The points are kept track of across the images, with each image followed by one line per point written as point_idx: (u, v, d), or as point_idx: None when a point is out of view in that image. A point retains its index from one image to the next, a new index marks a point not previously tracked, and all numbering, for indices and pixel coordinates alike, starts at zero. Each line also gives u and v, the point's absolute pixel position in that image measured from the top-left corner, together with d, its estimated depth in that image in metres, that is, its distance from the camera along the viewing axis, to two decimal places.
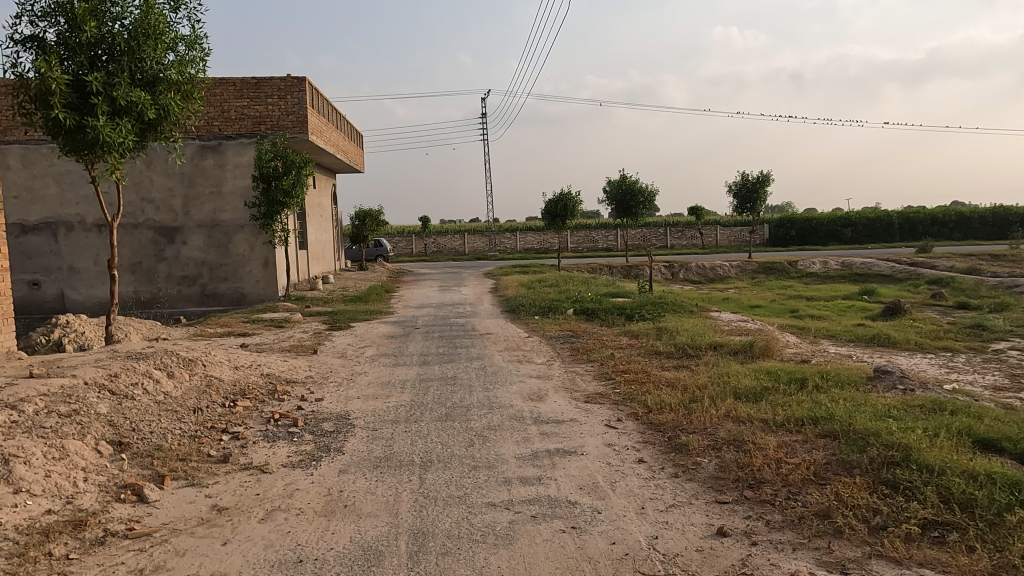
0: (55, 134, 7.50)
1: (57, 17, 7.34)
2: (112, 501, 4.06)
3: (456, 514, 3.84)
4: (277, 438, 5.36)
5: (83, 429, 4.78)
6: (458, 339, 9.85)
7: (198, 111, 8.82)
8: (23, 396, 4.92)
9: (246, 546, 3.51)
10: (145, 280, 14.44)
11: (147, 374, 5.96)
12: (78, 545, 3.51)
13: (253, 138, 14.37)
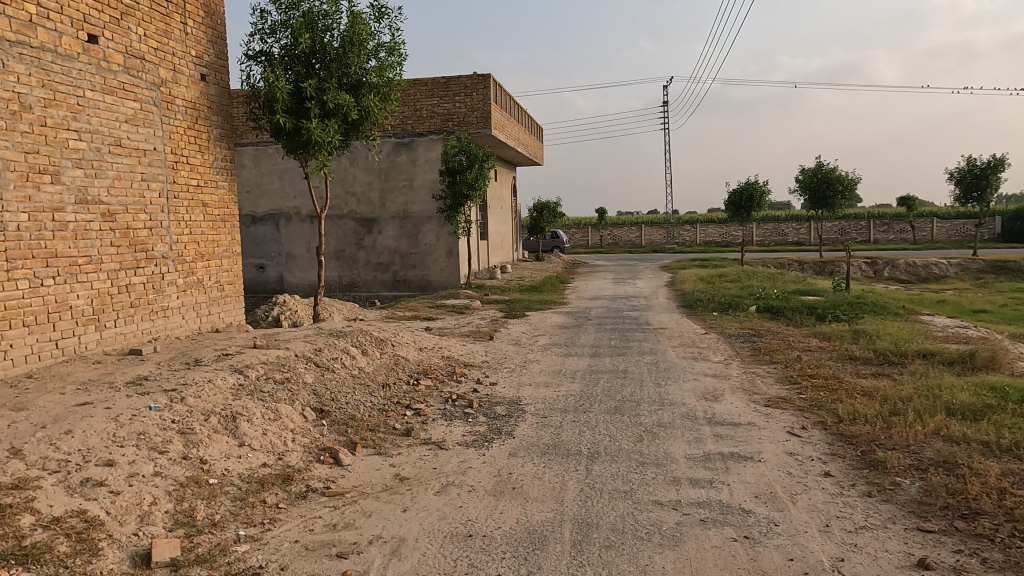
0: (278, 136, 8.56)
1: (282, 31, 8.34)
2: (314, 461, 4.58)
3: (621, 508, 3.80)
4: (454, 417, 5.67)
5: (293, 395, 5.43)
6: (631, 332, 9.70)
7: (394, 112, 9.54)
8: (248, 363, 5.71)
9: (422, 515, 3.77)
10: (348, 266, 16.02)
11: (345, 350, 6.63)
12: (285, 497, 4.01)
13: (443, 134, 15.27)
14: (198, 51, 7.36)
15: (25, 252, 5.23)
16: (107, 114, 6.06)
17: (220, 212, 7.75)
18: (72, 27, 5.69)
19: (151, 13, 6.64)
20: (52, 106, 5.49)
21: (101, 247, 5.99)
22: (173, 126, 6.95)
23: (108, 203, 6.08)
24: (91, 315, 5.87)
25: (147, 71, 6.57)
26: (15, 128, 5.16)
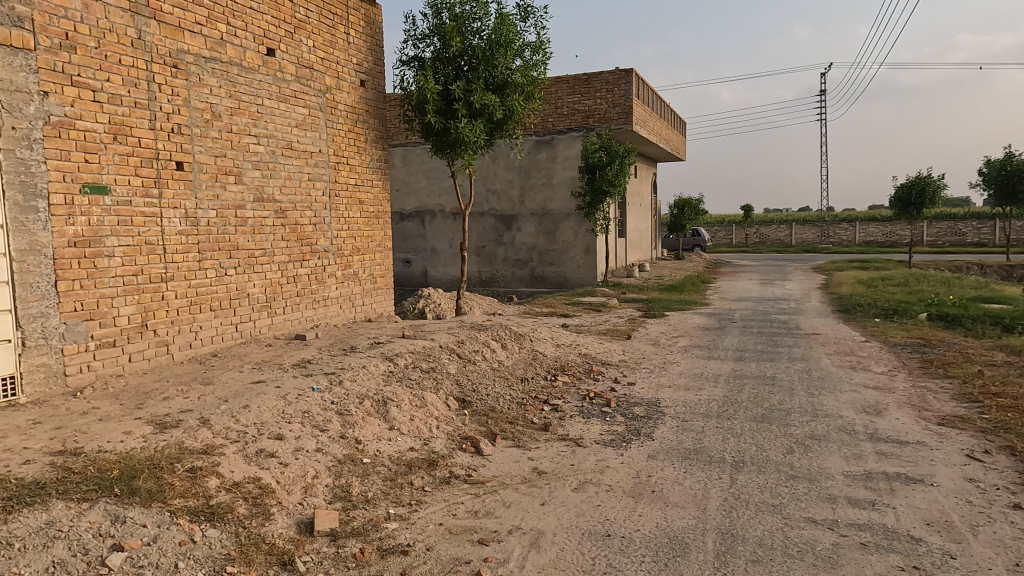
0: (427, 136, 8.99)
1: (434, 36, 8.73)
2: (456, 449, 4.76)
3: (769, 522, 3.59)
4: (592, 415, 5.66)
5: (438, 384, 5.68)
6: (780, 337, 9.14)
7: (537, 110, 9.67)
8: (398, 351, 6.06)
9: (560, 510, 3.79)
10: (487, 262, 16.49)
11: (486, 344, 6.83)
12: (430, 480, 4.21)
13: (583, 131, 15.24)
14: (359, 59, 7.88)
15: (213, 245, 5.91)
16: (281, 120, 6.67)
17: (374, 209, 8.27)
18: (254, 42, 6.32)
19: (320, 25, 7.22)
20: (237, 114, 6.13)
21: (274, 241, 6.61)
22: (336, 129, 7.51)
23: (280, 201, 6.69)
24: (265, 302, 6.51)
25: (315, 79, 7.15)
26: (207, 135, 5.82)
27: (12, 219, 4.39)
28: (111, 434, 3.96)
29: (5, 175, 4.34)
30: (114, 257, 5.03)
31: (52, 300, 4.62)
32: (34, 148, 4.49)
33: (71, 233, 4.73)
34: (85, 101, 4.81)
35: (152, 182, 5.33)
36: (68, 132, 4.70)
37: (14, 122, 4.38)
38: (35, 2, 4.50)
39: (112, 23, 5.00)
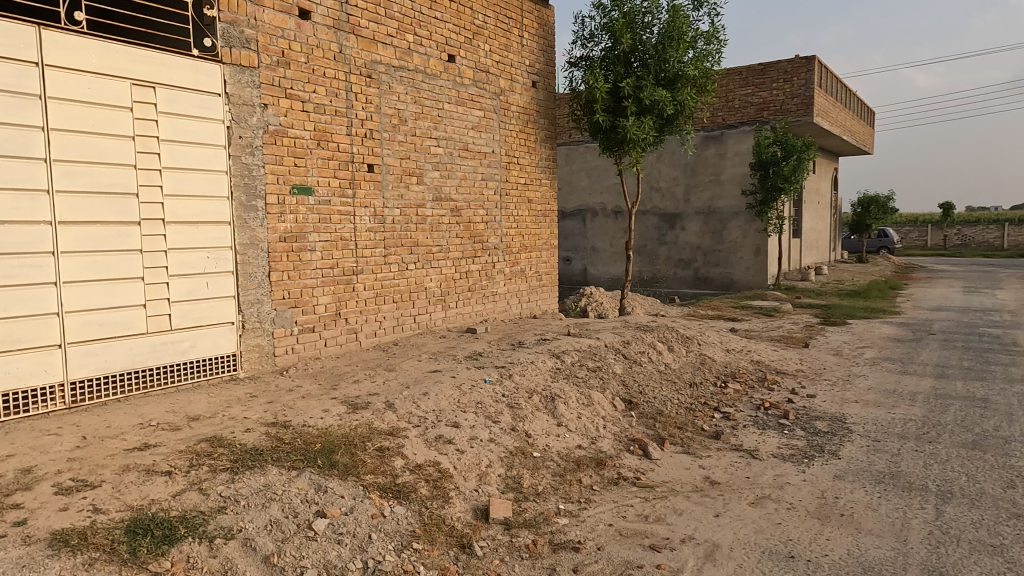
0: (595, 134, 8.98)
1: (605, 34, 8.69)
2: (624, 450, 4.71)
3: (989, 565, 3.14)
4: (767, 427, 5.32)
5: (604, 384, 5.66)
6: (992, 353, 8.00)
7: (710, 104, 9.27)
8: (564, 349, 6.12)
9: (737, 525, 3.61)
10: (649, 261, 16.15)
11: (652, 345, 6.69)
12: (598, 480, 4.20)
13: (756, 125, 14.40)
14: (531, 61, 8.06)
15: (397, 241, 6.34)
16: (459, 123, 7.00)
17: (542, 208, 8.41)
18: (437, 50, 6.68)
19: (496, 30, 7.47)
20: (420, 119, 6.53)
21: (449, 238, 6.96)
22: (508, 130, 7.74)
23: (456, 200, 7.02)
24: (440, 296, 6.88)
25: (490, 82, 7.42)
26: (394, 138, 6.26)
27: (238, 216, 5.03)
28: (312, 411, 4.39)
29: (233, 178, 4.99)
30: (316, 251, 5.58)
31: (265, 288, 5.23)
32: (255, 154, 5.11)
33: (282, 229, 5.32)
34: (295, 111, 5.38)
35: (348, 183, 5.84)
36: (282, 140, 5.28)
37: (241, 132, 5.03)
38: (259, 25, 5.10)
39: (318, 39, 5.53)
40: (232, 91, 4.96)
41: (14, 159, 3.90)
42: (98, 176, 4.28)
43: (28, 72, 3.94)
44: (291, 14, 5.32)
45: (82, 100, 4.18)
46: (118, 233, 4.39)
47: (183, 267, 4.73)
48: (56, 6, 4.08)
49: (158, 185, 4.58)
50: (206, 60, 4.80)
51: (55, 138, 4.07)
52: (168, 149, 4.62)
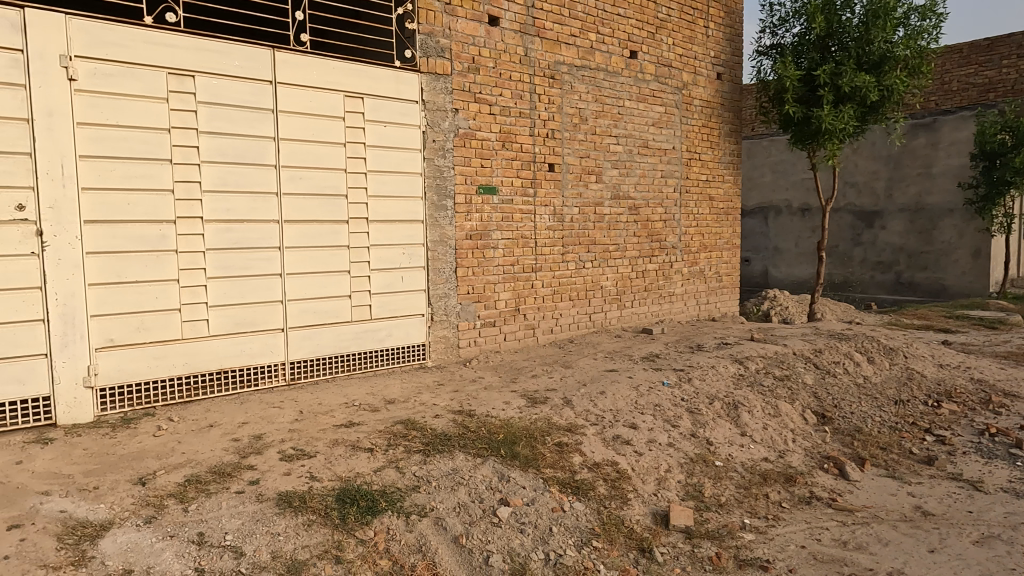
0: (785, 127, 8.39)
1: (798, 18, 8.08)
2: (817, 468, 4.36)
3: None
4: (995, 456, 4.62)
5: (793, 394, 5.27)
6: None
7: (924, 88, 8.25)
8: (748, 354, 5.79)
9: (958, 563, 3.17)
10: (841, 264, 14.75)
11: (848, 356, 6.11)
12: (788, 497, 3.92)
13: (980, 109, 12.60)
14: (717, 52, 7.72)
15: (575, 239, 6.40)
16: (640, 120, 6.90)
17: (724, 206, 8.03)
18: (620, 47, 6.63)
19: (681, 22, 7.25)
20: (601, 117, 6.52)
21: (626, 237, 6.88)
22: (690, 125, 7.48)
23: (635, 198, 6.93)
24: (616, 295, 6.83)
25: (673, 77, 7.22)
26: (575, 138, 6.31)
27: (430, 215, 5.38)
28: (494, 402, 4.57)
29: (426, 179, 5.33)
30: (498, 248, 5.80)
31: (452, 283, 5.54)
32: (446, 157, 5.43)
33: (468, 227, 5.59)
34: (483, 115, 5.62)
35: (530, 183, 5.99)
36: (470, 142, 5.55)
37: (435, 136, 5.36)
38: (453, 34, 5.40)
39: (506, 44, 5.74)
40: (428, 98, 5.30)
41: (252, 165, 4.50)
42: (315, 180, 4.79)
43: (264, 89, 4.52)
44: (481, 22, 5.57)
45: (304, 112, 4.70)
46: (330, 231, 4.89)
47: (382, 262, 5.16)
48: (287, 30, 4.63)
49: (364, 186, 5.03)
50: (406, 70, 5.18)
51: (283, 146, 4.63)
52: (373, 154, 5.06)
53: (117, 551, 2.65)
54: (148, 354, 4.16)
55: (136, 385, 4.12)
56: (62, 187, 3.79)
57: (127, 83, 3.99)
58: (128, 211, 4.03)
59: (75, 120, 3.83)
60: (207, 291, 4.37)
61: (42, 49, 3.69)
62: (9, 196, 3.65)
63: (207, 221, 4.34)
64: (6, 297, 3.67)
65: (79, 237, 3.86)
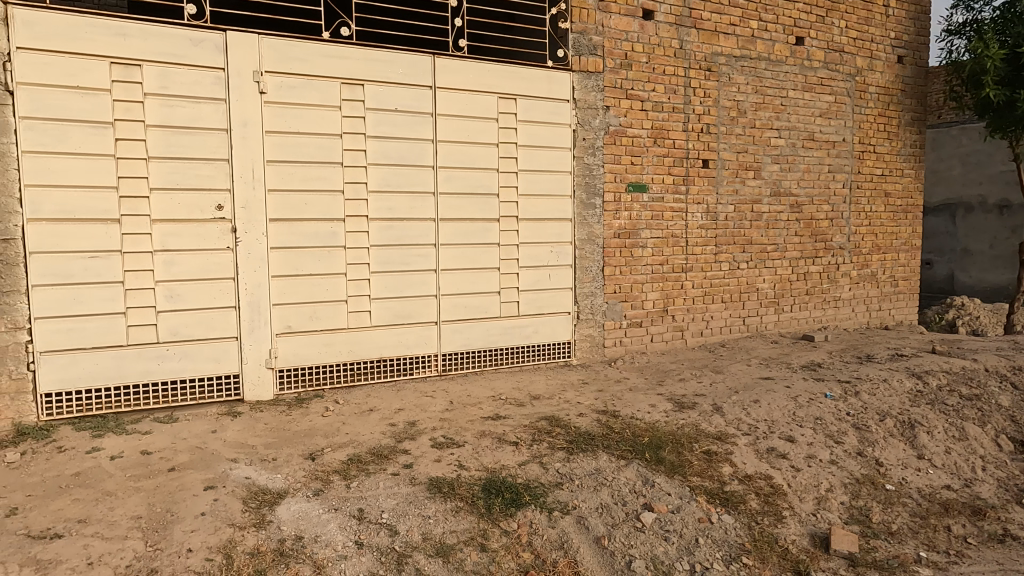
0: (982, 113, 7.40)
1: None
2: (1012, 502, 3.80)
3: None
4: None
5: (984, 416, 4.62)
6: None
7: None
8: (928, 369, 5.20)
9: None
10: None
11: None
12: (974, 533, 3.47)
13: None
14: (899, 32, 6.98)
15: (730, 239, 6.10)
16: (805, 110, 6.42)
17: (903, 202, 7.25)
18: (784, 33, 6.21)
19: (856, 2, 6.64)
20: (762, 109, 6.16)
21: (787, 236, 6.45)
22: (864, 115, 6.84)
23: (798, 195, 6.47)
24: (773, 298, 6.43)
25: (845, 62, 6.63)
26: (732, 132, 6.02)
27: (578, 214, 5.38)
28: (640, 405, 4.49)
29: (576, 178, 5.35)
30: (647, 247, 5.68)
31: (599, 282, 5.51)
32: (596, 155, 5.40)
33: (617, 226, 5.53)
34: (635, 111, 5.53)
35: (682, 180, 5.80)
36: (621, 140, 5.48)
37: (585, 134, 5.35)
38: (606, 31, 5.35)
39: (660, 38, 5.59)
40: (579, 96, 5.31)
41: (413, 167, 4.77)
42: (469, 180, 4.98)
43: (424, 94, 4.76)
44: (635, 17, 5.47)
45: (461, 115, 4.90)
46: (481, 228, 5.05)
47: (530, 260, 5.25)
48: (447, 36, 4.84)
49: (514, 185, 5.15)
50: (558, 69, 5.22)
51: (441, 148, 4.85)
52: (524, 154, 5.16)
53: (291, 518, 2.93)
54: (320, 341, 4.56)
55: (308, 368, 4.53)
56: (252, 189, 4.26)
57: (307, 93, 4.39)
58: (305, 210, 4.44)
59: (264, 129, 4.28)
60: (370, 285, 4.70)
61: (239, 67, 4.17)
62: (211, 197, 4.16)
63: (371, 219, 4.67)
64: (207, 286, 4.20)
65: (265, 233, 4.32)
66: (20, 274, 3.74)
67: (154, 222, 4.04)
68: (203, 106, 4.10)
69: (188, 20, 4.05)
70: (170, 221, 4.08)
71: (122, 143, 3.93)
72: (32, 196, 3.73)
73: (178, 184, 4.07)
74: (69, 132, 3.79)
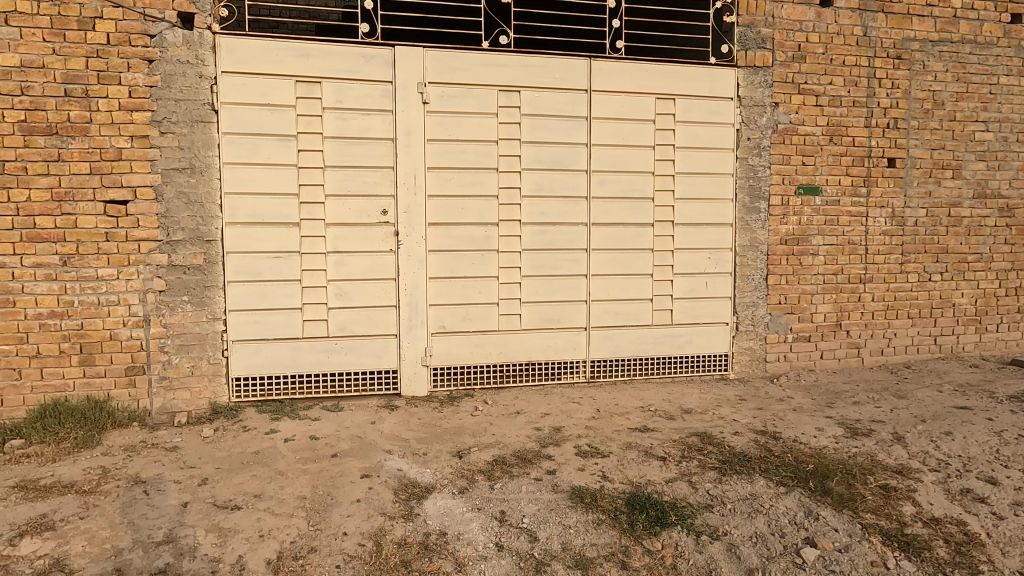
0: None
1: None
2: None
3: None
4: None
5: None
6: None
7: None
8: None
9: None
10: None
11: None
12: None
13: None
14: None
15: (920, 247, 5.41)
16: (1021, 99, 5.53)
17: None
18: (996, 11, 5.40)
19: None
20: (964, 99, 5.39)
21: (994, 244, 5.58)
22: None
23: (1009, 196, 5.58)
24: (974, 315, 5.61)
25: None
26: (926, 126, 5.33)
27: (740, 219, 5.06)
28: (805, 427, 4.10)
29: (738, 180, 5.03)
30: (819, 255, 5.20)
31: (762, 291, 5.13)
32: (762, 156, 5.04)
33: (784, 231, 5.12)
34: (808, 107, 5.09)
35: (862, 181, 5.24)
36: (791, 138, 5.07)
37: (750, 134, 5.02)
38: (777, 22, 4.98)
39: (840, 26, 5.10)
40: (745, 94, 4.98)
41: (566, 171, 4.76)
42: (624, 183, 4.87)
43: (579, 98, 4.73)
44: (811, 5, 5.04)
45: (617, 117, 4.80)
46: (635, 233, 4.92)
47: (686, 266, 5.02)
48: (604, 39, 4.76)
49: (671, 189, 4.95)
50: (722, 66, 4.94)
51: (595, 151, 4.80)
52: (682, 155, 4.94)
53: (436, 513, 3.03)
54: (472, 341, 4.69)
55: (460, 367, 4.68)
56: (414, 194, 4.48)
57: (467, 102, 4.54)
58: (461, 215, 4.59)
59: (427, 137, 4.49)
60: (521, 288, 4.75)
61: (405, 80, 4.41)
62: (377, 203, 4.45)
63: (524, 223, 4.72)
64: (372, 286, 4.49)
65: (424, 237, 4.53)
66: (219, 272, 4.24)
67: (328, 226, 4.39)
68: (373, 117, 4.39)
69: (362, 38, 4.35)
70: (341, 225, 4.41)
71: (303, 153, 4.32)
72: (231, 203, 4.22)
73: (350, 191, 4.40)
74: (261, 145, 4.24)
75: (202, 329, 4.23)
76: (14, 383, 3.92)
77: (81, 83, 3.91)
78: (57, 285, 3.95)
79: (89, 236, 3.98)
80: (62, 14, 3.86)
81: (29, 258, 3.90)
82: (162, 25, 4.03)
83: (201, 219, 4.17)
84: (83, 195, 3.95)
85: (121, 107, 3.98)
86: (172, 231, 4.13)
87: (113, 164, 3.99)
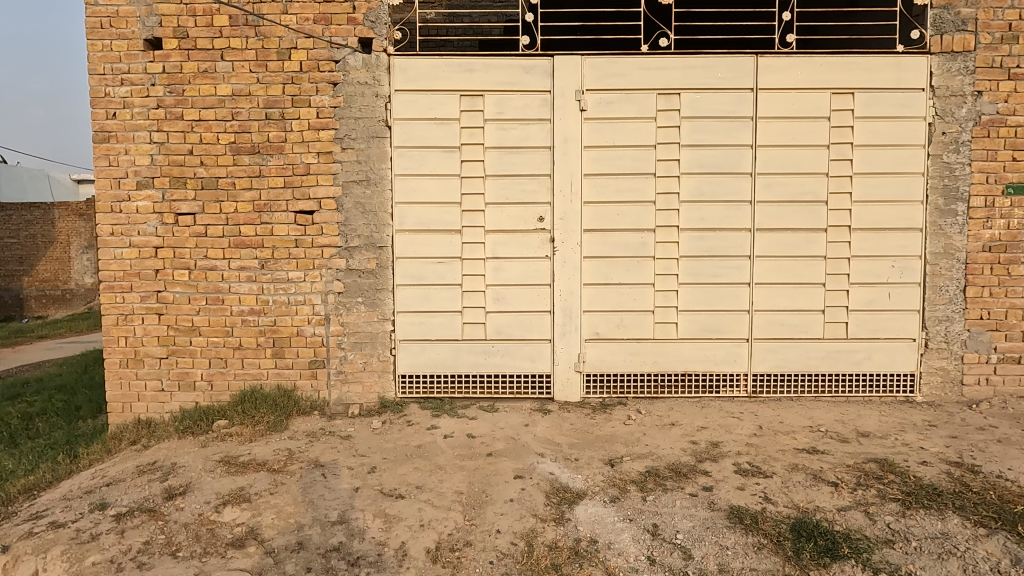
0: None
1: None
2: None
3: None
4: None
5: None
6: None
7: None
8: None
9: None
10: None
11: None
12: None
13: None
14: None
15: None
16: None
17: None
18: None
19: None
20: None
21: None
22: None
23: None
24: None
25: None
26: None
27: (932, 222, 4.53)
28: (1013, 462, 3.57)
29: (931, 180, 4.51)
30: None
31: (958, 304, 4.55)
32: (960, 151, 4.48)
33: (987, 237, 4.50)
34: (1021, 94, 4.44)
35: None
36: (998, 130, 4.45)
37: (945, 127, 4.47)
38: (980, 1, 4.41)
39: None
40: (939, 83, 4.45)
41: (728, 174, 4.55)
42: (794, 187, 4.55)
43: (745, 97, 4.51)
44: None
45: (787, 116, 4.51)
46: (805, 239, 4.58)
47: (865, 276, 4.58)
48: (773, 33, 4.50)
49: (848, 191, 4.55)
50: (911, 54, 4.46)
51: (761, 153, 4.54)
52: (862, 155, 4.53)
53: (588, 520, 3.02)
54: (627, 348, 4.63)
55: (614, 375, 4.64)
56: (570, 201, 4.53)
57: (624, 107, 4.50)
58: (617, 221, 4.56)
59: (584, 144, 4.52)
60: (679, 296, 4.61)
61: (563, 88, 4.47)
62: (534, 210, 4.55)
63: (682, 229, 4.59)
64: (528, 290, 4.59)
65: (580, 243, 4.55)
66: (389, 275, 4.56)
67: (488, 233, 4.57)
68: (531, 126, 4.51)
69: (523, 50, 4.48)
70: (500, 232, 4.57)
71: (466, 163, 4.53)
72: (400, 211, 4.53)
73: (508, 198, 4.54)
74: (429, 157, 4.51)
75: (374, 329, 4.57)
76: (221, 371, 4.50)
77: (279, 107, 4.41)
78: (256, 286, 4.48)
79: (282, 242, 4.47)
80: (264, 47, 4.38)
81: (235, 262, 4.47)
82: (346, 51, 4.41)
83: (375, 227, 4.52)
84: (278, 206, 4.45)
85: (311, 127, 4.42)
86: (351, 238, 4.50)
87: (303, 178, 4.45)
